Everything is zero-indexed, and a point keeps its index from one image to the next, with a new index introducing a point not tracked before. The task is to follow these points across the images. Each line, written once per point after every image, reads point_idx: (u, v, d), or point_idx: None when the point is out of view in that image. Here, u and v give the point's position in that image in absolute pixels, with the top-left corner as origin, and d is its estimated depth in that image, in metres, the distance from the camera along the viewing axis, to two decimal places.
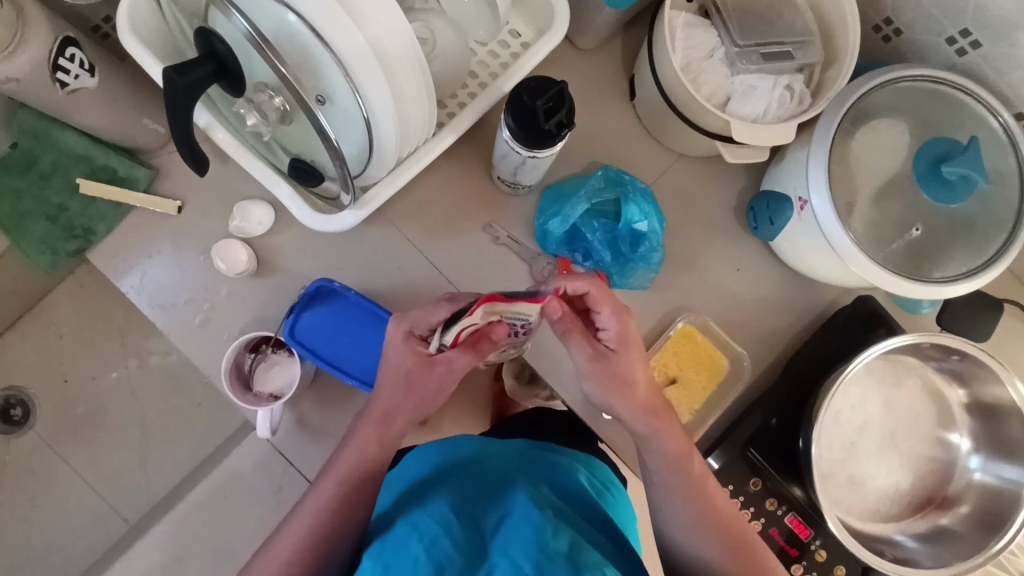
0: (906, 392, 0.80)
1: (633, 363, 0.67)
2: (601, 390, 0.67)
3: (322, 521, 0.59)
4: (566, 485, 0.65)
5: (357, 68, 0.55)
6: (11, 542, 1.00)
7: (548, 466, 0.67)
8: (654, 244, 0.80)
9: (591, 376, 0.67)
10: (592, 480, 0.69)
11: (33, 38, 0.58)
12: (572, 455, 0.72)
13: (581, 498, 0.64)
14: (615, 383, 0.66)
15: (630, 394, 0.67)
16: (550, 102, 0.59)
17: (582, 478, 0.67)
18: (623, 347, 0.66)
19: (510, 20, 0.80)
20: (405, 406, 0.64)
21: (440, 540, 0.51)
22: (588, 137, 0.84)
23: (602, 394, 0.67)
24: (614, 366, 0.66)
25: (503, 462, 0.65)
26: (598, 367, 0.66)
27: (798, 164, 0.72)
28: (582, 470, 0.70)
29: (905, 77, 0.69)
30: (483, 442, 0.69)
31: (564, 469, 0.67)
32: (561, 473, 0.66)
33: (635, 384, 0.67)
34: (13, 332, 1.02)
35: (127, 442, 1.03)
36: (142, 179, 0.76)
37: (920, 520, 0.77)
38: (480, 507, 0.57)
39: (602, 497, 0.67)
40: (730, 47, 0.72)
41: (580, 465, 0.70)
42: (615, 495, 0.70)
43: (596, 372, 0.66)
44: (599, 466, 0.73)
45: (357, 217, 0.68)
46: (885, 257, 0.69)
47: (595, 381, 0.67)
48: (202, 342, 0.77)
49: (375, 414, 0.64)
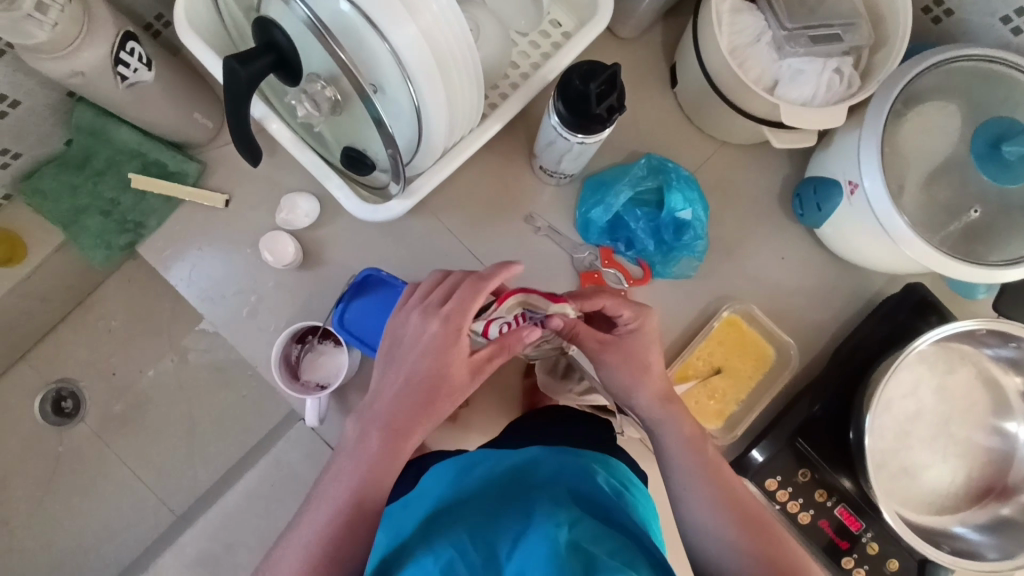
0: (959, 381, 0.78)
1: (648, 351, 0.67)
2: (616, 374, 0.66)
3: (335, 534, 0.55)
4: (585, 491, 0.61)
5: (410, 56, 0.56)
6: (64, 531, 1.03)
7: (564, 470, 0.63)
8: (699, 233, 0.80)
9: (606, 364, 0.67)
10: (610, 479, 0.64)
11: (98, 32, 0.60)
12: (589, 455, 0.67)
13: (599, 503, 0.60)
14: (629, 368, 0.66)
15: (644, 378, 0.66)
16: (602, 86, 0.58)
17: (601, 480, 0.63)
18: (638, 338, 0.67)
19: (551, 10, 0.81)
20: (422, 418, 0.59)
21: (455, 564, 0.51)
22: (629, 126, 0.84)
23: (616, 379, 0.67)
24: (628, 351, 0.66)
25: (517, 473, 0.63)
26: (614, 352, 0.66)
27: (848, 147, 0.71)
28: (600, 469, 0.65)
29: (958, 58, 0.67)
30: (497, 453, 0.66)
31: (582, 474, 0.63)
32: (577, 478, 0.63)
33: (649, 369, 0.67)
34: (62, 327, 1.04)
35: (174, 434, 1.05)
36: (192, 173, 0.78)
37: (978, 511, 0.75)
38: (498, 523, 0.56)
39: (621, 497, 0.63)
40: (777, 31, 0.71)
41: (599, 464, 0.66)
42: (637, 492, 0.66)
43: (611, 358, 0.66)
44: (617, 464, 0.68)
45: (405, 207, 0.68)
46: (940, 240, 0.68)
47: (612, 367, 0.66)
48: (250, 333, 0.78)
49: (382, 415, 0.59)
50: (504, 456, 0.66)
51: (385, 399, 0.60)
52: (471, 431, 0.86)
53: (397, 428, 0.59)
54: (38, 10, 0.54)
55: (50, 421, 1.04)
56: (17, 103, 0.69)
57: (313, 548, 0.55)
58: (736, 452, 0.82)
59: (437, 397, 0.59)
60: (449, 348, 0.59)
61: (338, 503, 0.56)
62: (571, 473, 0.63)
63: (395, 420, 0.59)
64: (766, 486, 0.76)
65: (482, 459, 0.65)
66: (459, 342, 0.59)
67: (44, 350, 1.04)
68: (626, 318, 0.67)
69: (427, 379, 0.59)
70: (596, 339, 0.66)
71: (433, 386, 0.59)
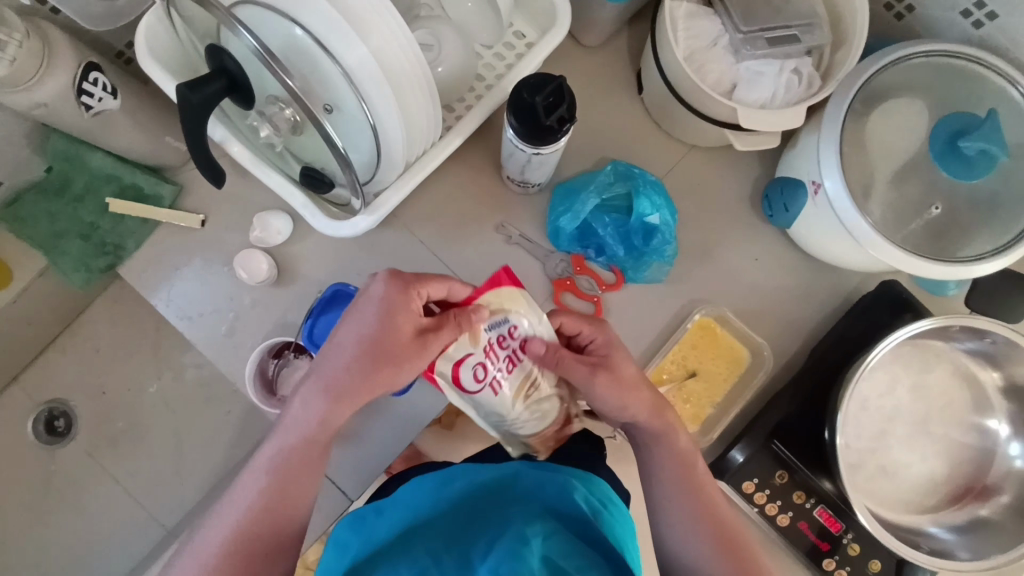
0: (936, 378, 0.77)
1: (629, 362, 0.65)
2: (615, 400, 0.62)
3: (255, 522, 0.55)
4: (561, 509, 0.59)
5: (363, 79, 0.57)
6: (60, 547, 1.06)
7: (542, 489, 0.61)
8: (667, 237, 0.80)
9: (604, 386, 0.62)
10: (590, 498, 0.61)
11: (59, 65, 0.62)
12: (571, 470, 0.64)
13: (575, 523, 0.58)
14: (623, 385, 0.63)
15: (641, 394, 0.63)
16: (550, 98, 0.59)
17: (579, 498, 0.60)
18: (615, 350, 0.65)
19: (515, 22, 0.81)
20: (361, 383, 0.58)
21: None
22: (597, 133, 0.84)
23: (614, 402, 0.63)
24: (616, 368, 0.63)
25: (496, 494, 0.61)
26: (603, 372, 0.62)
27: (810, 148, 0.71)
28: (581, 487, 0.61)
29: (914, 54, 0.67)
30: (477, 468, 0.64)
31: (560, 492, 0.60)
32: (555, 494, 0.60)
33: (638, 382, 0.64)
34: (54, 347, 1.07)
35: (164, 449, 1.07)
36: (167, 196, 0.80)
37: (959, 511, 0.74)
38: (467, 549, 0.54)
39: (598, 516, 0.59)
40: (734, 34, 0.72)
41: (580, 480, 0.62)
42: (615, 514, 0.62)
43: (604, 378, 0.62)
44: (599, 482, 0.64)
45: (369, 222, 0.69)
46: (904, 238, 0.67)
47: (612, 389, 0.62)
48: (228, 350, 0.80)
49: (319, 386, 0.58)
50: (482, 470, 0.64)
51: (327, 364, 0.58)
52: (469, 440, 0.82)
53: (337, 393, 0.58)
54: None
55: (44, 441, 1.07)
56: None
57: (230, 532, 0.55)
58: (714, 455, 0.81)
59: (381, 360, 0.58)
60: (396, 304, 0.59)
61: (257, 493, 0.56)
62: (549, 489, 0.60)
63: (337, 384, 0.58)
64: (743, 489, 0.76)
65: (459, 474, 0.63)
66: (407, 299, 0.59)
67: (37, 371, 1.07)
68: (588, 335, 0.66)
69: (371, 339, 0.58)
70: (584, 362, 0.63)
71: (376, 348, 0.58)
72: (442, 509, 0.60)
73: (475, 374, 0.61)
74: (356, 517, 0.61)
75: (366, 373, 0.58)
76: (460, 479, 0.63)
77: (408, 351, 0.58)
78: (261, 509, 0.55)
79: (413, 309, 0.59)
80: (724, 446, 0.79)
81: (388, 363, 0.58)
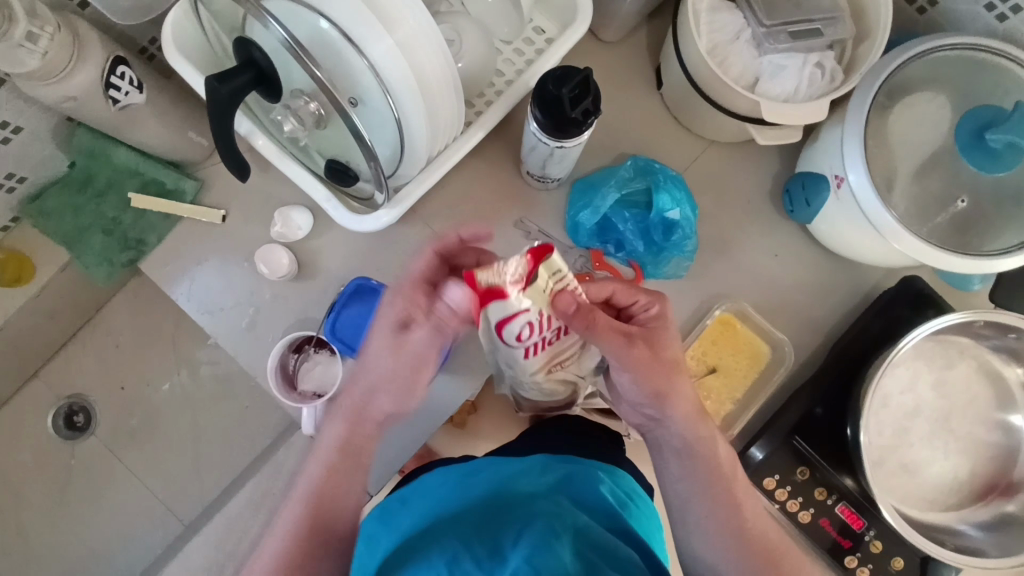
0: (960, 374, 0.76)
1: (672, 341, 0.62)
2: (648, 382, 0.60)
3: (309, 527, 0.56)
4: (586, 499, 0.61)
5: (389, 73, 0.57)
6: (76, 541, 1.06)
7: (568, 480, 0.63)
8: (688, 232, 0.80)
9: (640, 361, 0.59)
10: (615, 490, 0.64)
11: (87, 59, 0.63)
12: (595, 461, 0.67)
13: (604, 511, 0.60)
14: (660, 365, 0.60)
15: (676, 383, 0.61)
16: (576, 90, 0.59)
17: (604, 489, 0.63)
18: (662, 323, 0.62)
19: (535, 18, 0.82)
20: (384, 400, 0.60)
21: (460, 558, 0.52)
22: (616, 128, 0.84)
23: (641, 385, 0.60)
24: (654, 345, 0.60)
25: (521, 483, 0.62)
26: (643, 350, 0.59)
27: (833, 141, 0.70)
28: (606, 478, 0.65)
29: (938, 49, 0.67)
30: (505, 461, 0.65)
31: (585, 481, 0.63)
32: (584, 482, 0.63)
33: (676, 366, 0.61)
34: (75, 342, 1.08)
35: (182, 444, 1.08)
36: (189, 190, 0.81)
37: (984, 508, 0.74)
38: (499, 530, 0.56)
39: (625, 509, 0.62)
40: (757, 28, 0.72)
41: (604, 471, 0.65)
42: (640, 506, 0.65)
43: (642, 357, 0.59)
44: (623, 475, 0.68)
45: (391, 216, 0.69)
46: (928, 232, 0.67)
47: (647, 368, 0.59)
48: (249, 344, 0.80)
49: (354, 392, 0.62)
50: (508, 463, 0.65)
51: (362, 378, 0.61)
52: (482, 438, 0.85)
53: (358, 417, 0.61)
54: (29, 39, 0.57)
55: (63, 435, 1.08)
56: (19, 129, 0.72)
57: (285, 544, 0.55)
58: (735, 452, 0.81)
59: (410, 368, 0.60)
60: (397, 319, 0.59)
61: (307, 503, 0.57)
62: (577, 478, 0.63)
63: (357, 407, 0.61)
64: (764, 486, 0.75)
65: (486, 467, 0.65)
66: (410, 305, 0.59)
67: (57, 366, 1.08)
68: (643, 304, 0.63)
69: (383, 360, 0.60)
70: (623, 336, 0.58)
71: (406, 358, 0.60)
72: (469, 504, 0.61)
73: (520, 335, 0.55)
74: (382, 511, 0.62)
75: (398, 380, 0.60)
76: (489, 473, 0.64)
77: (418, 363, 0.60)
78: (312, 516, 0.56)
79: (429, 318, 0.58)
80: (744, 442, 0.78)
81: (419, 368, 0.60)
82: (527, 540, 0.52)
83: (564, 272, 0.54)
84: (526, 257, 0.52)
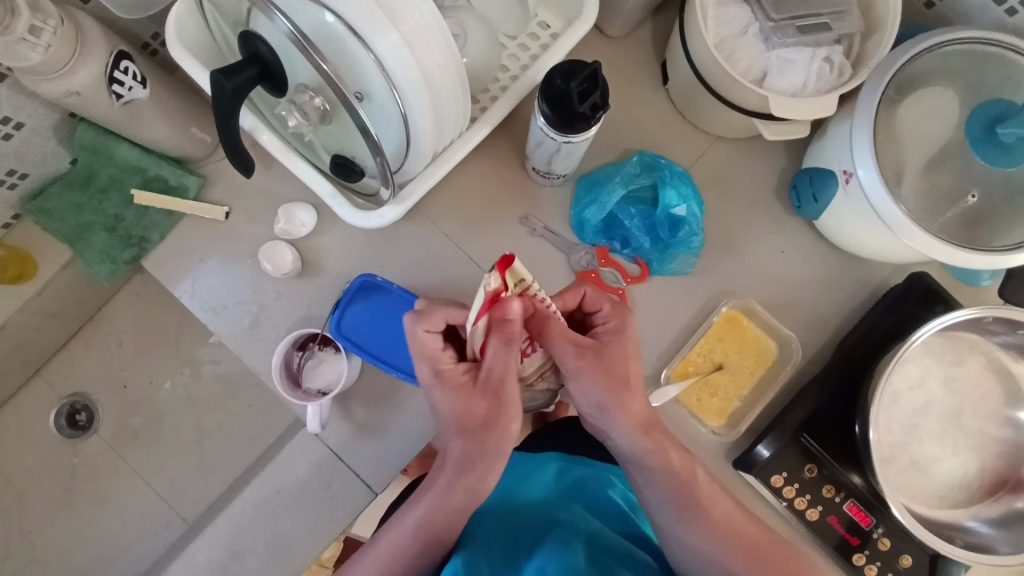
0: (969, 370, 0.76)
1: (628, 359, 0.61)
2: (592, 391, 0.59)
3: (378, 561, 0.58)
4: (600, 506, 0.68)
5: (394, 66, 0.56)
6: (78, 541, 1.06)
7: (583, 485, 0.70)
8: (694, 228, 0.79)
9: (584, 370, 0.59)
10: (626, 495, 0.70)
11: (91, 53, 0.62)
12: (608, 466, 0.73)
13: (617, 514, 0.68)
14: (607, 379, 0.59)
15: (625, 398, 0.60)
16: (583, 85, 0.59)
17: (616, 495, 0.69)
18: (620, 338, 0.61)
19: (539, 13, 0.81)
20: (485, 441, 0.57)
21: (476, 562, 0.56)
22: (622, 124, 0.84)
23: (588, 391, 0.60)
24: (605, 358, 0.60)
25: (538, 488, 0.68)
26: (592, 359, 0.59)
27: (842, 136, 0.70)
28: (619, 484, 0.71)
29: (948, 43, 0.66)
30: (516, 461, 0.71)
31: (599, 486, 0.70)
32: (594, 487, 0.69)
33: (627, 385, 0.60)
34: (76, 341, 1.07)
35: (185, 442, 1.08)
36: (192, 187, 0.80)
37: (993, 504, 0.73)
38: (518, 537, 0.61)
39: (636, 512, 0.69)
40: (765, 22, 0.71)
41: (617, 476, 0.72)
42: None
43: (589, 364, 0.59)
44: None
45: (396, 212, 0.69)
46: (938, 227, 0.66)
47: (592, 378, 0.59)
48: (253, 342, 0.80)
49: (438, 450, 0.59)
50: (524, 463, 0.71)
51: (466, 441, 0.58)
52: None
53: (466, 467, 0.58)
54: (31, 33, 0.56)
55: (66, 435, 1.08)
56: (20, 125, 0.72)
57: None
58: (741, 449, 0.80)
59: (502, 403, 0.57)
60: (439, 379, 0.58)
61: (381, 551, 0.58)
62: (588, 483, 0.70)
63: (465, 460, 0.58)
64: (772, 483, 0.75)
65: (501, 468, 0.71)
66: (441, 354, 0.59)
67: (58, 365, 1.08)
68: (604, 316, 0.63)
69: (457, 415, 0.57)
70: (574, 343, 0.59)
71: (489, 404, 0.57)
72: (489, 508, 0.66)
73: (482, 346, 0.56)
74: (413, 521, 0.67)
75: (496, 424, 0.57)
76: (505, 476, 0.70)
77: (480, 398, 0.57)
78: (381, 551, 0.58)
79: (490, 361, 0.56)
80: (750, 439, 0.78)
81: (509, 399, 0.57)
82: (544, 552, 0.56)
83: (529, 279, 0.55)
84: (495, 270, 0.52)
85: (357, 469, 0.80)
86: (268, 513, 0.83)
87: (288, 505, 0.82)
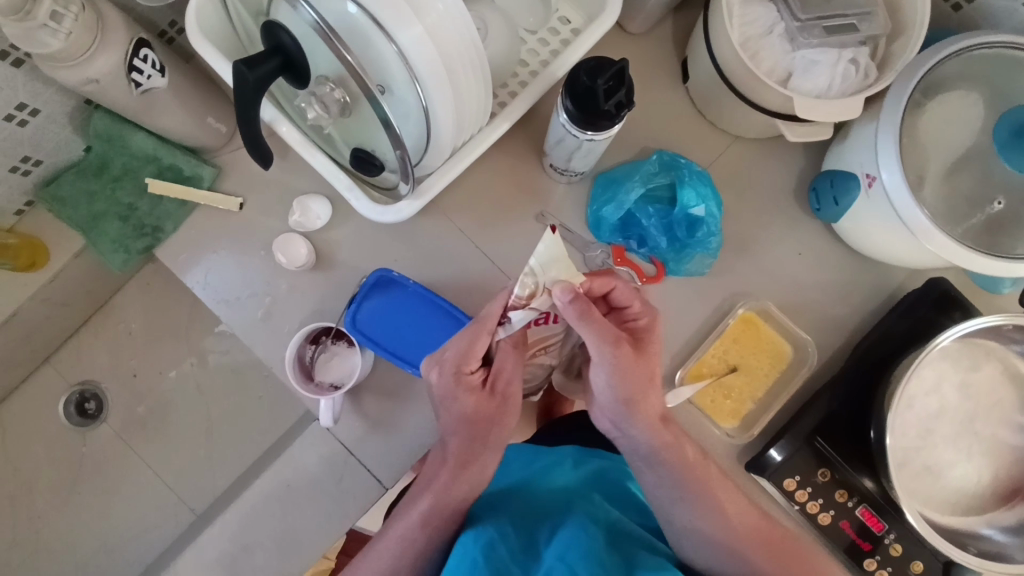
0: (985, 377, 0.75)
1: (656, 355, 0.63)
2: (626, 386, 0.60)
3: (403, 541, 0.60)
4: (620, 496, 0.70)
5: (418, 60, 0.55)
6: (87, 529, 1.06)
7: (601, 475, 0.71)
8: (712, 229, 0.79)
9: (620, 364, 0.59)
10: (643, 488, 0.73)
11: (111, 40, 0.62)
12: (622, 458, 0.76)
13: (635, 506, 0.70)
14: (636, 376, 0.60)
15: (650, 393, 0.62)
16: (610, 82, 0.58)
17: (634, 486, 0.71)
18: (650, 338, 0.62)
19: (560, 7, 0.80)
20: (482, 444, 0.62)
21: (497, 543, 0.57)
22: (641, 122, 0.83)
23: (617, 389, 0.60)
24: (641, 358, 0.61)
25: (557, 478, 0.69)
26: (628, 358, 0.60)
27: (866, 139, 0.69)
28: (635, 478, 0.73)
29: (977, 46, 0.65)
30: (533, 453, 0.72)
31: (617, 477, 0.71)
32: (613, 478, 0.71)
33: (653, 379, 0.62)
34: (85, 329, 1.07)
35: (195, 432, 1.08)
36: (206, 177, 0.79)
37: (1009, 511, 0.73)
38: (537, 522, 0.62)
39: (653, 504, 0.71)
40: (791, 22, 0.71)
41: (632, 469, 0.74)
42: None
43: (624, 360, 0.59)
44: None
45: (415, 207, 0.68)
46: (962, 232, 0.65)
47: (624, 374, 0.60)
48: (267, 335, 0.79)
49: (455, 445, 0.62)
50: (541, 456, 0.72)
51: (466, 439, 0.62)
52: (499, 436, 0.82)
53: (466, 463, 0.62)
54: (53, 19, 0.56)
55: (75, 423, 1.08)
56: (36, 112, 0.72)
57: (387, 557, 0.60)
58: (754, 452, 0.80)
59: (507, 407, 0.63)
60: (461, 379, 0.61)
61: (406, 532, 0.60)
62: (607, 474, 0.71)
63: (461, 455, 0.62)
64: (784, 487, 0.74)
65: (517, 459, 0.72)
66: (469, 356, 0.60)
67: (67, 354, 1.07)
68: (634, 312, 0.64)
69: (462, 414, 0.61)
70: (613, 336, 0.59)
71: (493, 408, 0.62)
72: (506, 497, 0.67)
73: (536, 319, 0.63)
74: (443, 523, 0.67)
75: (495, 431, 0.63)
76: (524, 469, 0.70)
77: (490, 405, 0.62)
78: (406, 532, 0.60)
79: (499, 367, 0.61)
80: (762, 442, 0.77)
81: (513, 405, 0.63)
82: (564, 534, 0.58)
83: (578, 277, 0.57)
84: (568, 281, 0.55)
85: (368, 464, 0.80)
86: (281, 508, 0.84)
87: (299, 501, 0.83)
